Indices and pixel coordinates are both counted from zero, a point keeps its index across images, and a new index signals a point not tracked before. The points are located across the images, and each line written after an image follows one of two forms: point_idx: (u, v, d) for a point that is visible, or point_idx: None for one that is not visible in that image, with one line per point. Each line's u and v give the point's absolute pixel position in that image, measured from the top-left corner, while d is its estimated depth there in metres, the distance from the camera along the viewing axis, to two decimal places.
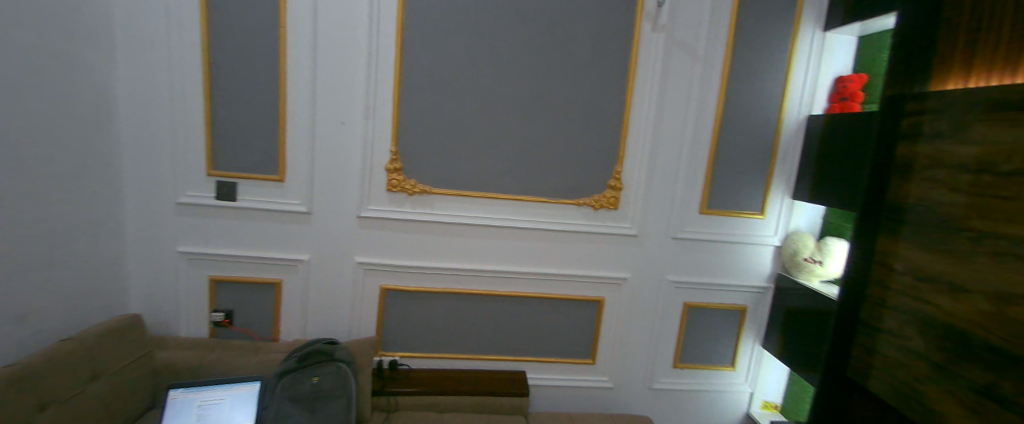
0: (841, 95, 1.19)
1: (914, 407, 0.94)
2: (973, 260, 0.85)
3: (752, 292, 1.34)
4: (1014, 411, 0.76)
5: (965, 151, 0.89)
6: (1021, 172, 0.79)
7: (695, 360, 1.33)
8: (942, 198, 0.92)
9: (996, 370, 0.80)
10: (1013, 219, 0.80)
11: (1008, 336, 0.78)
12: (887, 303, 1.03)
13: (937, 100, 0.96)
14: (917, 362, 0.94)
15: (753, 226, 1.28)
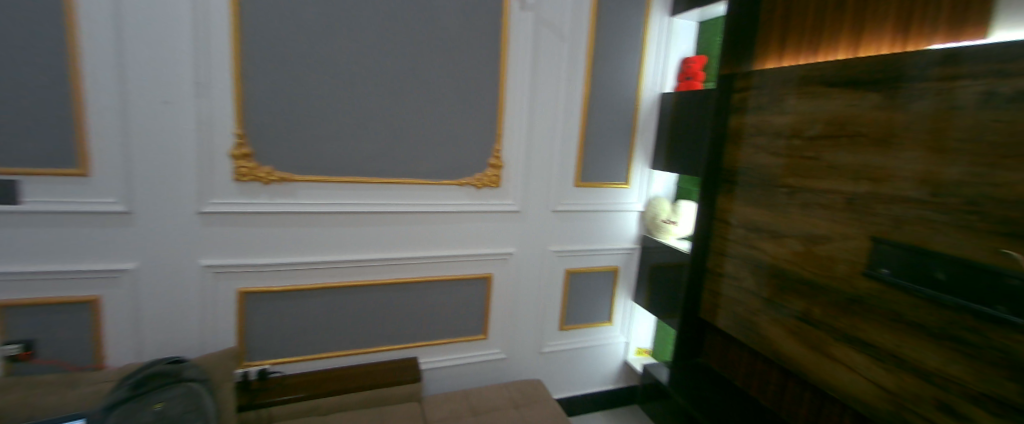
0: (686, 75, 1.33)
1: (753, 335, 1.21)
2: (787, 210, 1.11)
3: (622, 253, 1.46)
4: (820, 328, 1.02)
5: (780, 120, 1.13)
6: (821, 136, 1.03)
7: (578, 321, 1.44)
8: (766, 160, 1.17)
9: (807, 297, 1.06)
10: (816, 176, 1.04)
11: (815, 269, 1.03)
12: (727, 252, 1.29)
13: (757, 79, 1.20)
14: (751, 296, 1.21)
15: (619, 195, 1.40)
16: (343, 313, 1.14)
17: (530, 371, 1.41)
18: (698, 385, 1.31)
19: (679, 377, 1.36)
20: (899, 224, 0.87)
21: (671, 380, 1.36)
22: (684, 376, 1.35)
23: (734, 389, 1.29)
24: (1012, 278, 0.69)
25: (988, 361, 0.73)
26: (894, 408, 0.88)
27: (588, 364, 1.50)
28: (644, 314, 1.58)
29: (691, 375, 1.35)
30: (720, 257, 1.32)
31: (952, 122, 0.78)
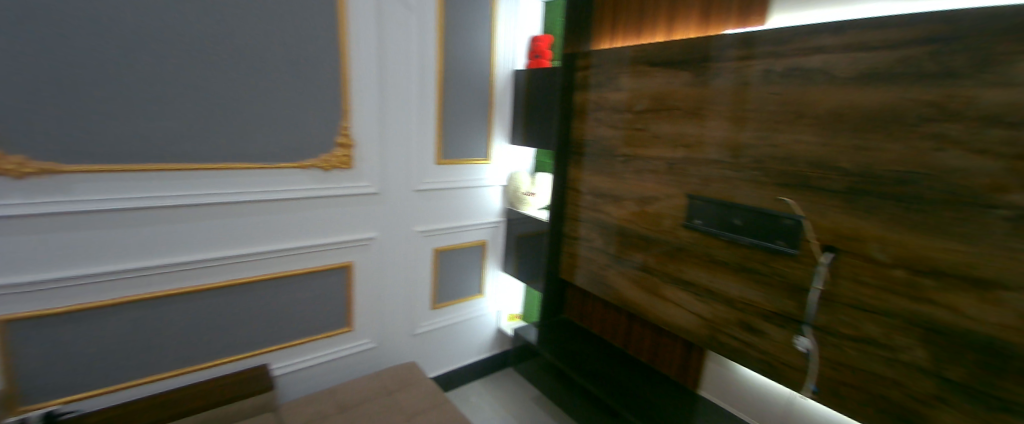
0: (537, 54, 1.60)
1: (602, 286, 1.48)
2: (624, 175, 1.36)
3: (489, 228, 1.75)
4: (652, 272, 1.32)
5: (615, 97, 1.37)
6: (646, 111, 1.28)
7: (449, 299, 1.69)
8: (606, 132, 1.40)
9: (643, 248, 1.33)
10: (646, 146, 1.30)
11: (649, 226, 1.30)
12: (580, 217, 1.53)
13: (596, 59, 1.41)
14: (602, 254, 1.46)
15: (474, 172, 1.64)
16: (184, 316, 1.14)
17: (404, 353, 1.61)
18: (566, 341, 1.56)
19: (548, 337, 1.58)
20: (706, 182, 1.18)
21: (543, 342, 1.56)
22: (554, 336, 1.59)
23: (593, 339, 1.58)
24: (788, 219, 1.05)
25: (771, 283, 1.09)
26: (706, 328, 1.22)
27: (460, 336, 1.76)
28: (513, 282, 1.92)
29: (559, 334, 1.60)
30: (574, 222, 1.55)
31: (747, 96, 1.09)
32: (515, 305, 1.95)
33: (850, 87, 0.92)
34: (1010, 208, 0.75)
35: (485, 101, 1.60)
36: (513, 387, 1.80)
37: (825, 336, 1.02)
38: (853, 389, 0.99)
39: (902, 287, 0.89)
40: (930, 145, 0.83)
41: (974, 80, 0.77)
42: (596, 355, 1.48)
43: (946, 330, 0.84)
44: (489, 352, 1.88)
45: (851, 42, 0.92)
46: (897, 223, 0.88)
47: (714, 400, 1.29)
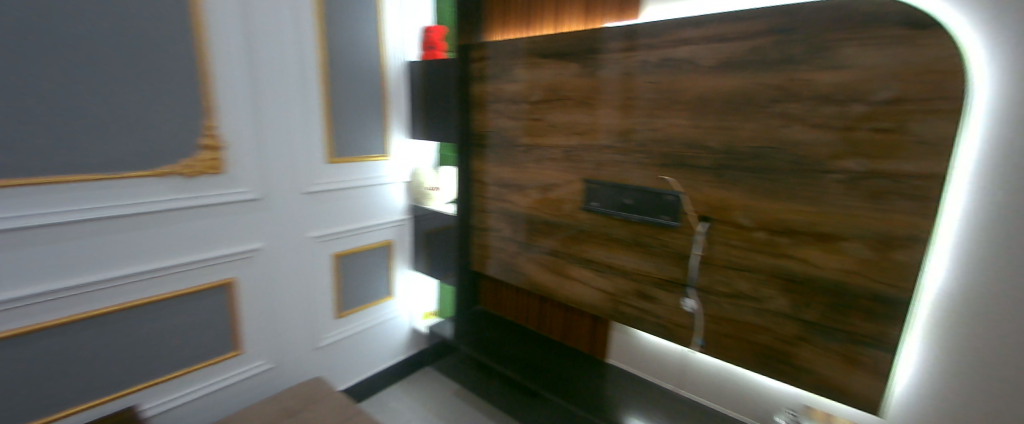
0: (431, 44, 1.60)
1: (512, 273, 1.56)
2: (524, 165, 1.44)
3: (393, 227, 1.73)
4: (556, 254, 1.42)
5: (511, 88, 1.42)
6: (541, 101, 1.36)
7: (355, 306, 1.64)
8: (503, 123, 1.46)
9: (547, 233, 1.42)
10: (545, 135, 1.37)
11: (552, 212, 1.40)
12: (488, 208, 1.58)
13: (491, 50, 1.44)
14: (511, 242, 1.53)
15: (367, 170, 1.60)
16: (11, 363, 0.95)
17: (305, 369, 1.52)
18: (483, 331, 1.60)
19: (465, 328, 1.62)
20: (599, 166, 1.29)
21: (463, 341, 1.52)
22: (472, 331, 1.60)
23: (509, 324, 1.67)
24: (669, 195, 1.20)
25: (660, 254, 1.24)
26: (608, 301, 1.35)
27: (368, 343, 1.71)
28: (422, 280, 1.93)
29: (477, 326, 1.64)
30: (482, 214, 1.61)
31: (634, 85, 1.20)
32: (427, 303, 1.96)
33: (712, 75, 1.09)
34: (840, 172, 0.97)
35: (379, 96, 1.58)
36: (433, 386, 1.80)
37: (705, 295, 1.20)
38: (736, 338, 1.18)
39: (764, 247, 1.10)
40: (777, 123, 1.04)
41: (805, 65, 0.98)
42: (512, 344, 1.52)
43: (799, 278, 1.06)
44: (404, 353, 1.88)
45: (710, 34, 1.08)
46: (759, 194, 1.08)
47: (620, 366, 1.44)
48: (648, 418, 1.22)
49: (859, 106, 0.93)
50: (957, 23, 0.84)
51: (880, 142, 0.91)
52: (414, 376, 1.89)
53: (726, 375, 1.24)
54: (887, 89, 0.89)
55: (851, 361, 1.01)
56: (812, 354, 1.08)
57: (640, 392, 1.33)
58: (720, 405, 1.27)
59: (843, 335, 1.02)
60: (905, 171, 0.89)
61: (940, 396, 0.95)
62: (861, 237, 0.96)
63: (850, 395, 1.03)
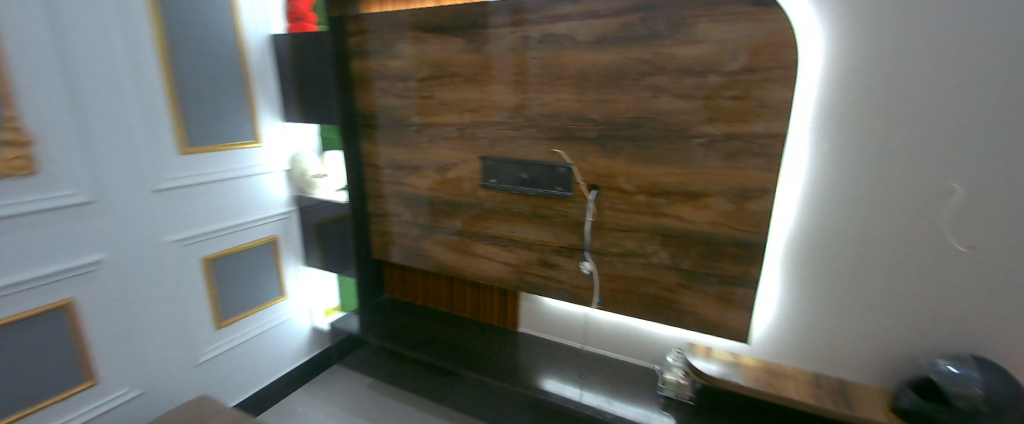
0: (297, 15, 1.45)
1: (416, 257, 1.54)
2: (417, 145, 1.41)
3: (277, 221, 1.60)
4: (459, 233, 1.43)
5: (394, 65, 1.37)
6: (428, 78, 1.33)
7: (238, 312, 1.49)
8: (393, 101, 1.41)
9: (449, 214, 1.43)
10: (436, 113, 1.35)
11: (450, 192, 1.40)
12: (385, 194, 1.53)
13: (371, 24, 1.37)
14: (413, 226, 1.51)
15: (237, 160, 1.44)
16: None
17: (187, 389, 1.36)
18: (393, 320, 1.56)
19: (375, 319, 1.57)
20: (493, 143, 1.30)
21: (373, 334, 1.46)
22: (383, 322, 1.54)
23: (420, 309, 1.65)
24: (561, 167, 1.26)
25: (557, 224, 1.31)
26: (514, 273, 1.40)
27: (263, 349, 1.60)
28: (319, 276, 1.84)
29: (388, 315, 1.60)
30: (381, 199, 1.55)
31: (523, 60, 1.21)
32: (330, 300, 1.86)
33: (589, 50, 1.15)
34: (703, 136, 1.10)
35: (239, 75, 1.42)
36: (346, 381, 1.72)
37: (600, 257, 1.30)
38: (629, 292, 1.30)
39: (646, 208, 1.22)
40: (649, 95, 1.13)
41: (668, 41, 1.07)
42: (425, 328, 1.51)
43: (676, 232, 1.20)
44: (305, 354, 1.78)
45: (585, 10, 1.13)
46: (637, 161, 1.18)
47: (530, 332, 1.51)
48: (561, 377, 1.31)
49: (715, 77, 1.05)
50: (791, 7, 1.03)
51: (733, 109, 1.06)
52: (320, 376, 1.80)
53: (620, 327, 1.38)
54: (736, 60, 1.02)
55: (726, 300, 1.20)
56: (691, 298, 1.24)
57: (550, 354, 1.41)
58: (619, 353, 1.41)
59: (715, 278, 1.19)
60: (757, 131, 1.04)
61: (788, 313, 1.22)
62: (722, 192, 1.12)
63: (726, 328, 1.22)
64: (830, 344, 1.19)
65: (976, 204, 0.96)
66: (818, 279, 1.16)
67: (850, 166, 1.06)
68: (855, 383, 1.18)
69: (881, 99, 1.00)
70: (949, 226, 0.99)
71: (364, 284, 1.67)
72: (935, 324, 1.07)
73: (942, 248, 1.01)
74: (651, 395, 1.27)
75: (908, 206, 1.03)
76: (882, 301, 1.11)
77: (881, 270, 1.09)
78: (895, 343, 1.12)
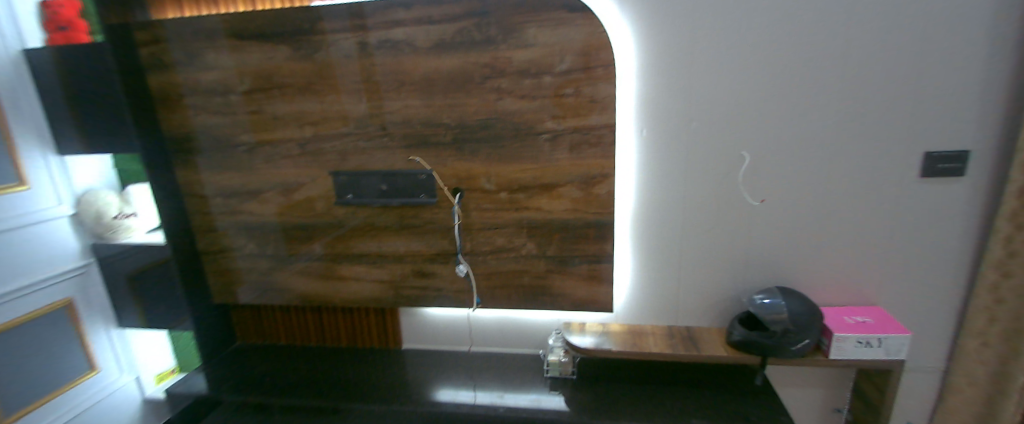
0: (59, 23, 1.11)
1: (271, 292, 1.40)
2: (253, 167, 1.26)
3: (69, 279, 1.19)
4: (319, 258, 1.33)
5: (207, 78, 1.21)
6: (251, 91, 1.20)
7: (26, 410, 1.06)
8: (213, 119, 1.24)
9: (305, 239, 1.31)
10: (269, 129, 1.22)
11: (302, 215, 1.28)
12: (221, 226, 1.35)
13: (171, 33, 1.19)
14: (263, 258, 1.36)
15: (5, 206, 1.02)
16: None
17: None
18: (255, 368, 1.38)
19: (231, 374, 1.37)
20: (343, 155, 1.22)
21: (231, 393, 1.27)
22: (244, 374, 1.36)
23: (288, 348, 1.49)
24: (421, 174, 1.23)
25: (426, 232, 1.29)
26: (386, 289, 1.35)
27: None
28: (141, 332, 1.39)
29: (249, 364, 1.41)
30: (223, 233, 1.35)
31: (363, 67, 1.16)
32: (162, 359, 1.43)
33: (429, 55, 1.15)
34: (547, 132, 1.19)
35: None
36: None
37: (473, 257, 1.32)
38: (506, 285, 1.35)
39: (509, 204, 1.27)
40: (494, 97, 1.18)
41: (503, 46, 1.14)
42: (295, 371, 1.36)
43: (538, 223, 1.28)
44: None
45: (420, 16, 1.13)
46: (492, 160, 1.22)
47: (417, 346, 1.47)
48: (454, 384, 1.29)
49: (547, 77, 1.15)
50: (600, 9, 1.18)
51: (572, 106, 1.16)
52: None
53: (502, 322, 1.42)
54: (562, 62, 1.13)
55: (591, 277, 1.32)
56: (561, 280, 1.34)
57: (438, 364, 1.39)
58: (505, 347, 1.45)
59: (579, 258, 1.31)
60: (593, 123, 1.17)
61: (643, 277, 1.38)
62: (572, 182, 1.23)
63: (596, 302, 1.35)
64: (675, 297, 1.39)
65: (753, 165, 1.26)
66: (660, 244, 1.34)
67: (667, 144, 1.26)
68: (698, 327, 1.40)
69: (679, 86, 1.21)
70: (742, 183, 1.27)
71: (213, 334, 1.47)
72: (741, 263, 1.35)
73: (740, 201, 1.29)
74: (539, 379, 1.34)
75: (712, 172, 1.27)
76: (706, 252, 1.34)
77: (703, 227, 1.32)
78: (719, 285, 1.38)
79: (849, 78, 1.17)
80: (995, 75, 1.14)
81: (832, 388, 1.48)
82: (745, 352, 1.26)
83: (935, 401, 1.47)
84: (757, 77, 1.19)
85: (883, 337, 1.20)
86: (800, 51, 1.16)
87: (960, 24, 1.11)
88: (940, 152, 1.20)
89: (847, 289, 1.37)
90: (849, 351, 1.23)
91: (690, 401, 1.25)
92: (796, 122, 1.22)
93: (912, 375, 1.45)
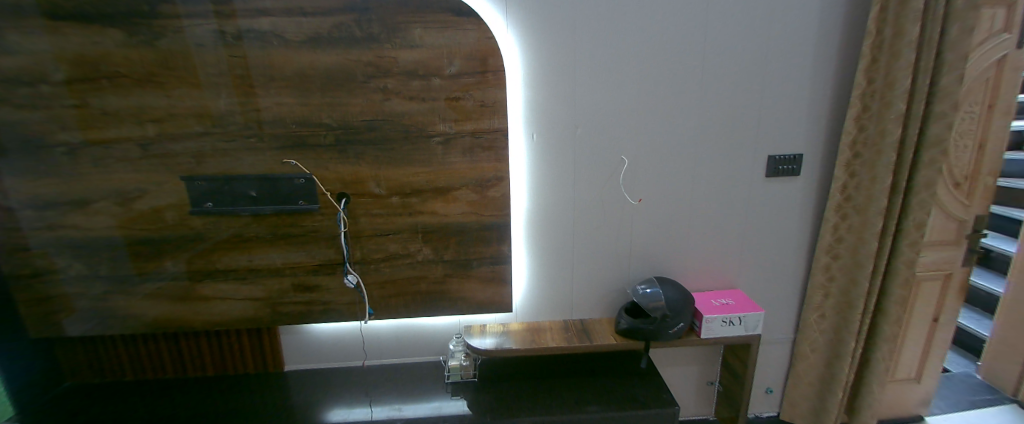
0: None
1: (116, 318, 1.20)
2: (80, 172, 1.06)
3: None
4: (179, 275, 1.18)
5: (7, 63, 0.99)
6: (74, 80, 1.01)
7: None
8: (22, 114, 1.02)
9: (158, 254, 1.16)
10: (102, 127, 1.04)
11: (153, 228, 1.13)
12: (39, 242, 1.11)
13: None
14: (103, 278, 1.16)
15: None
16: None
17: None
18: (94, 409, 1.17)
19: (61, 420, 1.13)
20: (200, 157, 1.09)
21: None
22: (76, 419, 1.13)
23: (143, 383, 1.28)
24: (299, 179, 1.14)
25: (308, 241, 1.21)
26: (266, 304, 1.25)
27: None
28: None
29: (82, 409, 1.17)
30: (40, 253, 1.12)
31: (223, 58, 1.05)
32: None
33: (304, 50, 1.07)
34: (438, 136, 1.18)
35: None
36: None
37: (365, 266, 1.26)
38: (402, 293, 1.31)
39: (402, 210, 1.23)
40: (380, 97, 1.13)
41: (387, 44, 1.10)
42: (150, 409, 1.17)
43: (434, 227, 1.27)
44: None
45: (290, 7, 1.04)
46: (381, 164, 1.18)
47: (309, 366, 1.38)
48: (349, 402, 1.22)
49: (435, 79, 1.14)
50: (488, 14, 1.20)
51: (464, 108, 1.17)
52: None
53: (400, 330, 1.39)
54: (448, 64, 1.13)
55: (489, 278, 1.35)
56: (460, 284, 1.34)
57: (332, 382, 1.31)
58: (405, 356, 1.42)
59: (476, 261, 1.32)
60: (481, 127, 1.19)
61: (539, 276, 1.44)
62: (464, 186, 1.24)
63: (496, 303, 1.38)
64: (570, 292, 1.47)
65: (632, 168, 1.38)
66: (554, 243, 1.41)
67: (556, 148, 1.33)
68: (590, 319, 1.50)
69: (564, 93, 1.28)
70: (623, 184, 1.39)
71: (19, 377, 1.18)
72: (626, 257, 1.47)
73: (622, 200, 1.41)
74: (440, 385, 1.32)
75: (596, 174, 1.37)
76: (595, 248, 1.44)
77: (592, 225, 1.42)
78: (607, 279, 1.49)
79: (703, 90, 1.34)
80: (812, 92, 1.39)
81: (705, 363, 1.68)
82: (632, 338, 1.36)
83: (787, 366, 1.75)
84: (631, 86, 1.31)
85: (742, 316, 1.39)
86: (664, 65, 1.30)
87: (783, 47, 1.34)
88: (778, 156, 1.44)
89: (713, 275, 1.57)
90: (715, 330, 1.40)
91: (584, 390, 1.32)
92: (664, 129, 1.36)
93: (768, 346, 1.71)
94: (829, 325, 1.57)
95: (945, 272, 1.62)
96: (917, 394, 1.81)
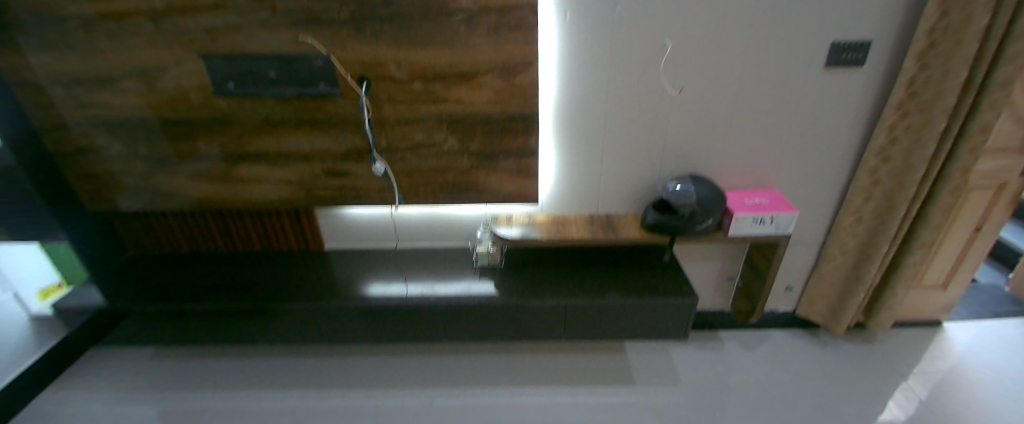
0: None
1: (163, 197, 1.28)
2: (99, 49, 1.04)
3: None
4: (214, 158, 1.22)
5: None
6: None
7: None
8: None
9: (190, 136, 1.18)
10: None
11: (180, 109, 1.13)
12: (80, 123, 1.15)
13: None
14: (146, 160, 1.22)
15: None
16: None
17: None
18: (160, 275, 1.31)
19: (133, 281, 1.28)
20: (213, 34, 1.04)
21: (130, 301, 1.18)
22: (146, 282, 1.28)
23: (200, 255, 1.42)
24: (316, 60, 1.09)
25: (333, 127, 1.19)
26: (300, 189, 1.29)
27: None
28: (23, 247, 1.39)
29: (150, 274, 1.31)
30: (82, 134, 1.17)
31: None
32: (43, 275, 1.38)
33: None
34: (460, 10, 1.07)
35: None
36: (127, 356, 1.50)
37: (391, 155, 1.26)
38: (429, 184, 1.32)
39: (424, 96, 1.18)
40: None
41: None
42: (208, 275, 1.30)
43: (459, 117, 1.22)
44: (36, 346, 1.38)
45: None
46: (400, 44, 1.09)
47: (346, 246, 1.47)
48: (386, 280, 1.31)
49: None
50: None
51: None
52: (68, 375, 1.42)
53: (430, 217, 1.43)
54: None
55: (517, 171, 1.32)
56: (487, 175, 1.33)
57: (368, 262, 1.40)
58: (436, 240, 1.49)
59: (503, 154, 1.29)
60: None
61: (567, 171, 1.41)
62: (489, 70, 1.15)
63: (523, 195, 1.37)
64: (597, 188, 1.46)
65: (675, 53, 1.24)
66: (583, 137, 1.35)
67: (590, 30, 1.19)
68: (617, 213, 1.51)
69: None
70: (663, 73, 1.27)
71: (91, 241, 1.35)
72: (658, 153, 1.41)
73: (660, 91, 1.30)
74: (468, 269, 1.39)
75: (634, 61, 1.24)
76: (626, 144, 1.38)
77: (625, 119, 1.34)
78: (637, 175, 1.45)
79: None
80: None
81: (727, 260, 1.69)
82: (659, 233, 1.36)
83: (811, 267, 1.74)
84: None
85: (775, 215, 1.33)
86: None
87: None
88: (847, 38, 1.25)
89: (749, 173, 1.49)
90: (744, 228, 1.36)
91: (607, 280, 1.36)
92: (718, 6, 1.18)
93: (795, 247, 1.69)
94: (865, 227, 1.51)
95: (1000, 181, 1.49)
96: (941, 300, 1.80)
